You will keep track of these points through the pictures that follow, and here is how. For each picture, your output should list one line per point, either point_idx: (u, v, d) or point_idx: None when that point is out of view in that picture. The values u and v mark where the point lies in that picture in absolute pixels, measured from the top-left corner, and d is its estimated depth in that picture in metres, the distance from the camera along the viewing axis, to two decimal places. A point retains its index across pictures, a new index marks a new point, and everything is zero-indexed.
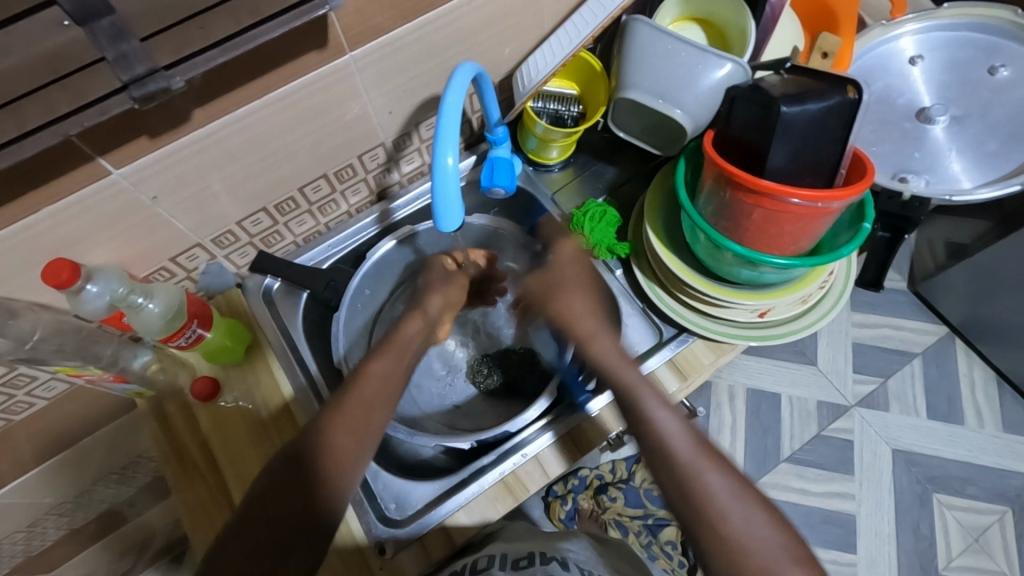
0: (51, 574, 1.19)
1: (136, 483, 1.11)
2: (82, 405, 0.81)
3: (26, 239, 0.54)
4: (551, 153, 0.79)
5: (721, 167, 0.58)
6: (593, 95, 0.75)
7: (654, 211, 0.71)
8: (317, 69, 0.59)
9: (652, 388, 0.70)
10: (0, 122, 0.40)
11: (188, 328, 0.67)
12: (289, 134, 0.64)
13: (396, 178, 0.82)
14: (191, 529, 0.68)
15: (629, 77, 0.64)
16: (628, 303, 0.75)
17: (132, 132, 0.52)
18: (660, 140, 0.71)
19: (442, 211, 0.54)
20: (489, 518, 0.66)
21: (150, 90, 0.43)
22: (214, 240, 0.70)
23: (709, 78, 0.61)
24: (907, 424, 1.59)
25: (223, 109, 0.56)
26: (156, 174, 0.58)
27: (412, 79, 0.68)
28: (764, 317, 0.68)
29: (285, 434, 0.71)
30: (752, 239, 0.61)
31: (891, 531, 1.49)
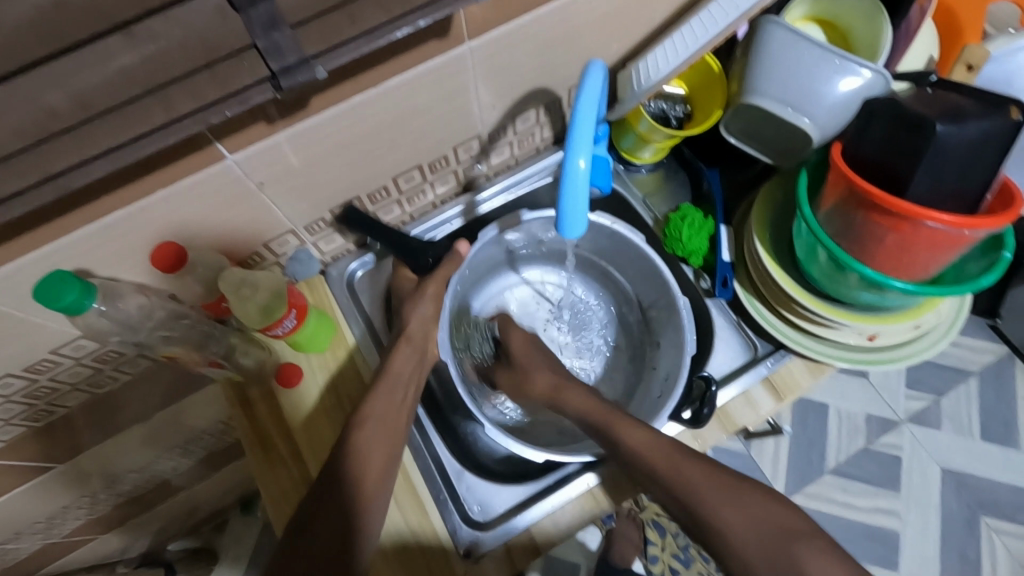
0: (102, 535, 1.22)
1: (192, 455, 1.12)
2: (158, 381, 0.81)
3: (138, 221, 0.53)
4: (644, 153, 0.76)
5: (856, 186, 0.54)
6: (706, 99, 0.71)
7: (762, 222, 0.68)
8: (435, 59, 0.56)
9: (747, 409, 0.68)
10: (148, 108, 0.38)
11: (286, 319, 0.64)
12: (395, 125, 0.61)
13: (483, 170, 0.79)
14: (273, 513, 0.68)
15: (756, 82, 0.61)
16: (721, 315, 0.72)
17: (253, 119, 0.51)
18: (774, 149, 0.67)
19: (567, 219, 0.54)
20: (574, 529, 0.65)
21: (298, 81, 0.41)
22: (307, 227, 0.69)
23: (848, 87, 0.57)
24: (959, 445, 1.54)
25: (339, 97, 0.54)
26: (265, 162, 0.56)
27: (520, 72, 0.66)
28: (872, 341, 0.65)
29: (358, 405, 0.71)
30: (877, 261, 0.58)
31: (934, 552, 1.46)
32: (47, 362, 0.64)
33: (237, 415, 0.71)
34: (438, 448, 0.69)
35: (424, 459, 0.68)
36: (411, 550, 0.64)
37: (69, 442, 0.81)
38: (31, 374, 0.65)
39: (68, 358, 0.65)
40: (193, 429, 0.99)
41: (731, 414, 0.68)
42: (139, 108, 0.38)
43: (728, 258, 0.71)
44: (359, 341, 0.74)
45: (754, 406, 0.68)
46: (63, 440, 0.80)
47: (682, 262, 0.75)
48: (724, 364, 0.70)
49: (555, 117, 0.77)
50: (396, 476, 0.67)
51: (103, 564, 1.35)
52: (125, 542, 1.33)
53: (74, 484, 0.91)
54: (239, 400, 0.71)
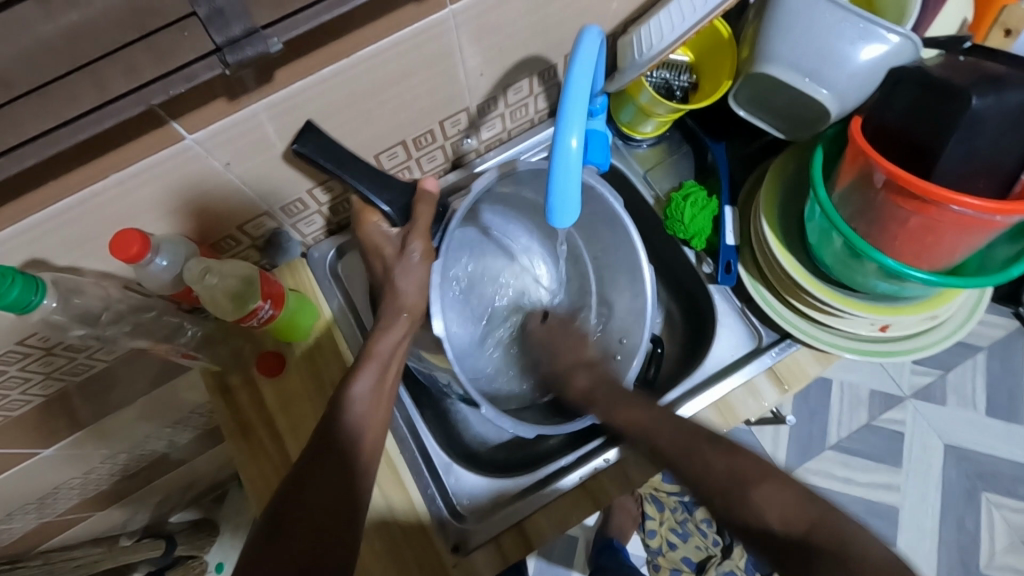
0: (102, 510, 1.23)
1: (187, 434, 1.12)
2: (139, 368, 0.79)
3: (91, 207, 0.48)
4: (645, 126, 0.70)
5: (877, 164, 0.49)
6: (712, 69, 0.65)
7: (770, 201, 0.64)
8: (412, 25, 0.51)
9: (749, 399, 0.65)
10: (76, 88, 0.34)
11: (262, 309, 0.61)
12: (374, 98, 0.56)
13: (474, 144, 0.74)
14: (255, 502, 0.66)
15: (772, 49, 0.55)
16: (724, 301, 0.68)
17: (210, 94, 0.46)
18: (788, 122, 0.62)
19: (556, 205, 0.49)
20: (567, 525, 0.63)
21: (246, 55, 0.36)
22: (283, 208, 0.65)
23: (871, 55, 0.52)
24: (963, 421, 1.52)
25: (307, 69, 0.49)
26: (229, 140, 0.51)
27: (509, 37, 0.60)
28: (884, 331, 0.61)
29: None
30: (896, 248, 0.53)
31: (934, 527, 1.46)
32: (14, 353, 0.61)
33: (218, 405, 0.69)
34: (425, 437, 0.66)
35: (410, 450, 0.65)
36: (395, 537, 0.61)
37: (52, 429, 0.79)
38: None
39: (36, 348, 0.62)
40: (182, 410, 0.98)
41: (732, 405, 0.65)
42: (67, 87, 0.34)
43: (733, 241, 0.66)
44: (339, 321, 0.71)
45: (756, 396, 0.65)
46: (45, 427, 0.78)
47: (684, 244, 0.70)
48: (726, 354, 0.67)
49: (550, 87, 0.72)
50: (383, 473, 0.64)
51: (105, 536, 1.36)
52: (127, 515, 1.34)
53: (62, 467, 0.90)
54: (218, 389, 0.69)
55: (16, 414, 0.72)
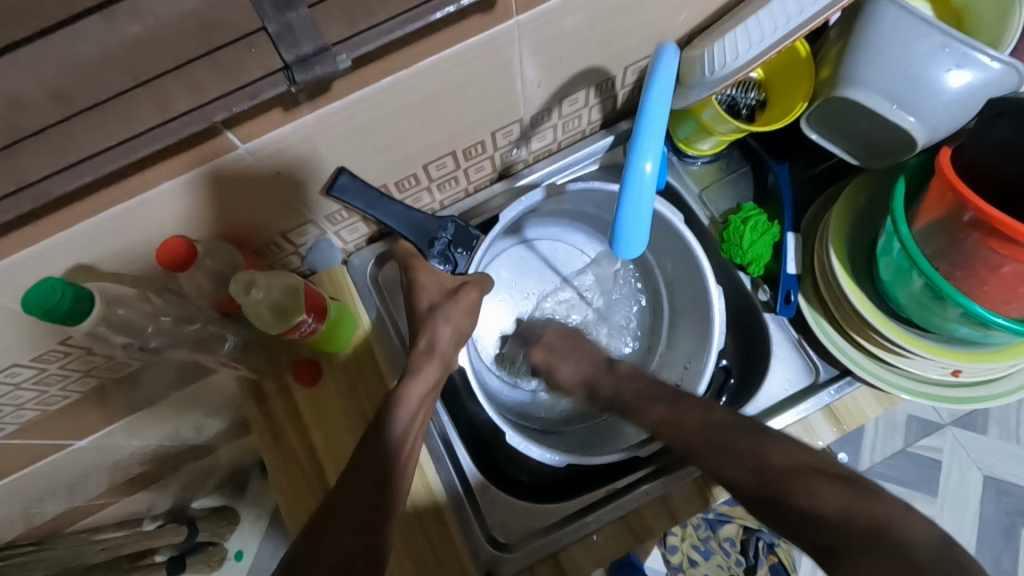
0: (129, 495, 1.25)
1: (216, 426, 1.12)
2: (173, 366, 0.78)
3: (139, 216, 0.47)
4: (704, 144, 0.67)
5: (970, 203, 0.46)
6: (784, 88, 0.61)
7: (840, 231, 0.60)
8: (475, 36, 0.48)
9: (804, 438, 0.61)
10: (139, 106, 0.32)
11: (305, 322, 0.59)
12: (430, 110, 0.54)
13: (522, 155, 0.72)
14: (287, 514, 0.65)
15: (858, 72, 0.51)
16: (780, 332, 0.65)
17: (266, 105, 0.44)
18: (865, 148, 0.58)
19: (622, 233, 0.47)
20: (607, 558, 0.61)
21: (315, 75, 0.34)
22: (328, 216, 0.63)
23: (969, 85, 0.48)
24: (1005, 453, 1.47)
25: (367, 80, 0.47)
26: (282, 149, 0.50)
27: (572, 48, 0.57)
28: (956, 377, 0.57)
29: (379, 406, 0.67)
30: (981, 292, 0.50)
31: (967, 562, 1.42)
32: (55, 351, 0.61)
33: (253, 411, 0.68)
34: (462, 458, 0.64)
35: (446, 470, 0.63)
36: (428, 561, 0.59)
37: (87, 422, 0.80)
38: (39, 362, 0.62)
39: (75, 348, 0.62)
40: (212, 405, 0.98)
41: None
42: (129, 102, 0.32)
43: (793, 271, 0.63)
44: (378, 334, 0.69)
45: (810, 435, 0.61)
46: (79, 420, 0.78)
47: (739, 269, 0.67)
48: (780, 388, 0.63)
49: (605, 99, 0.69)
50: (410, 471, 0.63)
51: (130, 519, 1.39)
52: (153, 500, 1.36)
53: (95, 458, 0.90)
54: (254, 396, 0.68)
55: (53, 408, 0.72)
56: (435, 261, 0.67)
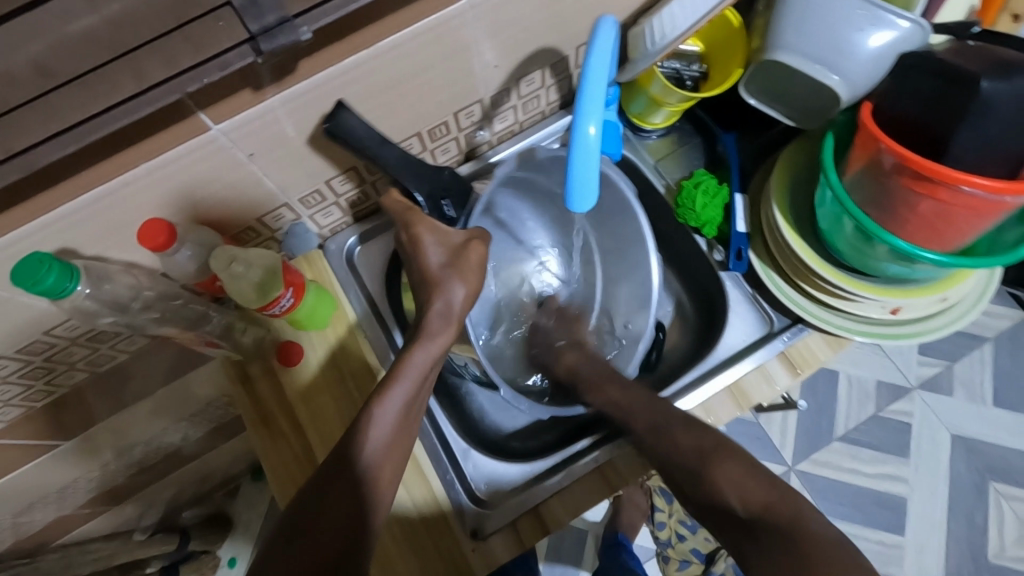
0: (117, 504, 1.25)
1: (203, 428, 1.14)
2: (158, 359, 0.80)
3: (120, 198, 0.49)
4: (656, 117, 0.72)
5: (890, 148, 0.50)
6: (724, 57, 0.66)
7: (781, 188, 0.64)
8: (430, 16, 0.52)
9: (762, 384, 0.66)
10: (117, 77, 0.35)
11: (283, 297, 0.62)
12: (391, 90, 0.58)
13: (486, 137, 0.75)
14: (278, 492, 0.68)
15: (786, 36, 0.55)
16: (735, 288, 0.69)
17: (236, 86, 0.47)
18: (800, 110, 0.62)
19: (575, 189, 0.51)
20: (586, 509, 0.64)
21: (279, 43, 0.38)
22: (302, 199, 0.66)
23: (880, 43, 0.53)
24: (971, 412, 1.55)
25: (330, 60, 0.50)
26: (254, 131, 0.53)
27: (524, 29, 0.61)
28: (895, 315, 0.62)
29: (366, 389, 0.69)
30: (907, 231, 0.54)
31: (942, 518, 1.48)
32: (41, 342, 0.63)
33: (238, 393, 0.70)
34: (443, 424, 0.68)
35: (427, 435, 0.67)
36: (416, 524, 0.62)
37: (75, 421, 0.81)
38: (25, 355, 0.63)
39: (62, 338, 0.64)
40: (199, 403, 1.00)
41: (744, 390, 0.66)
42: (109, 75, 0.35)
43: (743, 229, 0.67)
44: (360, 318, 0.72)
45: (768, 381, 0.65)
46: (67, 417, 0.79)
47: (695, 233, 0.71)
48: (737, 340, 0.67)
49: (561, 79, 0.73)
50: (409, 474, 0.65)
51: (120, 532, 1.38)
52: (143, 510, 1.37)
53: (83, 461, 0.92)
54: (239, 378, 0.70)
55: (42, 403, 0.74)
56: (432, 213, 0.68)
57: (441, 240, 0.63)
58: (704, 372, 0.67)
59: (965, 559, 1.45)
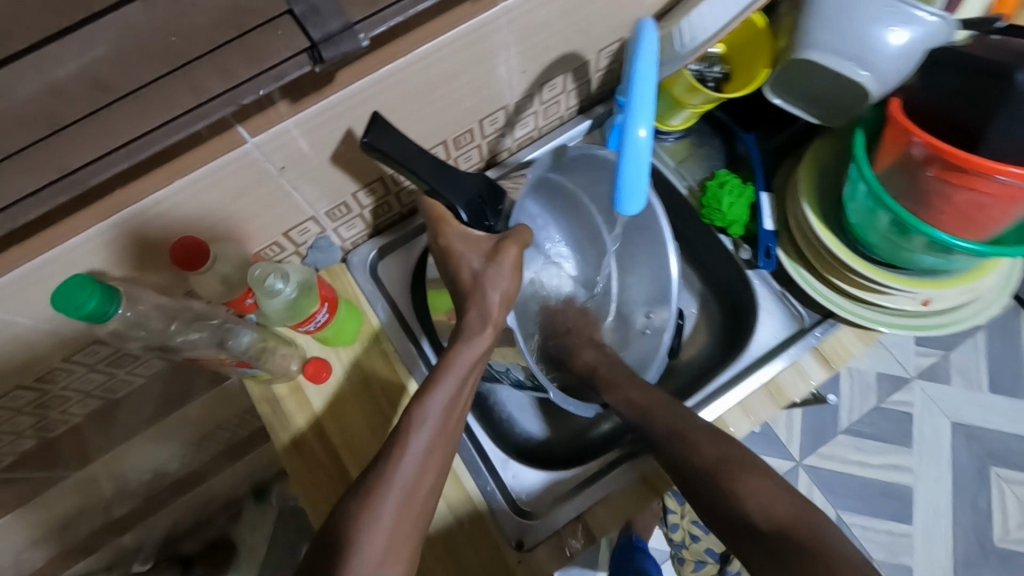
0: (120, 535, 1.21)
1: (212, 451, 1.10)
2: (175, 382, 0.78)
3: (153, 216, 0.48)
4: (676, 118, 0.72)
5: (926, 142, 0.51)
6: (746, 58, 0.66)
7: (809, 186, 0.65)
8: (466, 22, 0.52)
9: (798, 381, 0.66)
10: (171, 89, 0.34)
11: (320, 313, 0.60)
12: (423, 98, 0.57)
13: (508, 144, 0.75)
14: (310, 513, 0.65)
15: (816, 35, 0.56)
16: (764, 286, 0.70)
17: (274, 98, 0.46)
18: (827, 110, 0.63)
19: (625, 191, 0.50)
20: (629, 514, 0.63)
21: (341, 51, 0.37)
22: (328, 212, 0.65)
23: (911, 39, 0.54)
24: (971, 399, 1.58)
25: (368, 68, 0.50)
26: (288, 142, 0.52)
27: (552, 34, 0.61)
28: (926, 307, 0.63)
29: (398, 405, 0.68)
30: (942, 222, 0.55)
31: (947, 504, 1.50)
32: (61, 368, 0.60)
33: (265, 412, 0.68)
34: (480, 436, 0.67)
35: (466, 448, 0.65)
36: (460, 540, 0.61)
37: (91, 449, 0.79)
38: (43, 383, 0.61)
39: (82, 363, 0.62)
40: (212, 426, 0.97)
41: (781, 386, 0.66)
42: (164, 88, 0.34)
43: (771, 227, 0.68)
44: (387, 330, 0.71)
45: (804, 377, 0.66)
46: (79, 448, 0.76)
47: (720, 233, 0.72)
48: (770, 336, 0.68)
49: (581, 84, 0.73)
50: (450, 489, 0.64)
51: (123, 564, 1.33)
52: (147, 540, 1.32)
53: (92, 491, 0.88)
54: (265, 397, 0.68)
55: (52, 435, 0.71)
56: (467, 221, 0.62)
57: (473, 246, 0.60)
58: (739, 372, 0.67)
59: (972, 544, 1.47)
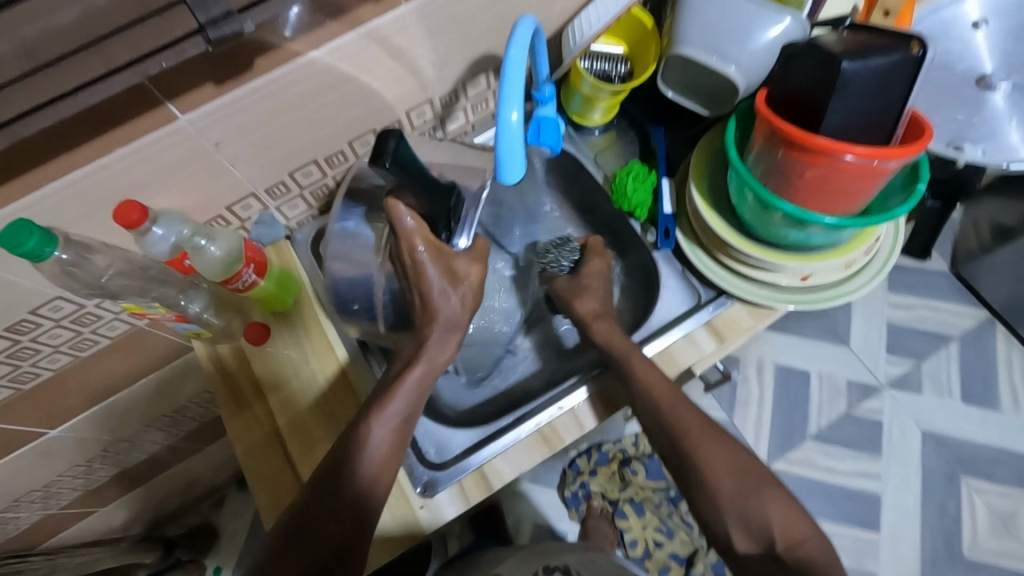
0: (102, 508, 1.28)
1: (186, 427, 1.18)
2: (137, 348, 0.86)
3: (100, 179, 0.56)
4: (595, 114, 0.79)
5: (775, 125, 0.57)
6: (642, 56, 0.74)
7: (699, 174, 0.71)
8: (375, 20, 0.60)
9: (690, 350, 0.71)
10: (88, 60, 0.43)
11: (245, 272, 0.69)
12: (345, 87, 0.66)
13: (441, 135, 0.84)
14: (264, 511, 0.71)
15: (686, 31, 0.63)
16: (666, 265, 0.75)
17: (200, 78, 0.54)
18: (710, 99, 0.70)
19: (505, 162, 0.58)
20: (526, 468, 0.68)
21: (224, 33, 0.45)
22: (267, 190, 0.73)
23: (764, 37, 0.61)
24: (941, 407, 1.59)
25: (286, 57, 0.58)
26: (219, 121, 0.60)
27: (464, 34, 0.69)
28: (806, 282, 0.68)
29: (348, 408, 0.74)
30: (802, 199, 0.60)
31: (916, 511, 1.50)
32: (27, 320, 0.69)
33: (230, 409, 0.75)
34: None
35: None
36: None
37: (62, 406, 0.87)
38: (13, 333, 0.69)
39: (47, 317, 0.70)
40: (182, 398, 1.05)
41: (673, 355, 0.71)
42: (82, 58, 0.42)
43: (670, 210, 0.74)
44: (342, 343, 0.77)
45: (695, 347, 0.71)
46: (49, 405, 0.84)
47: (630, 217, 0.78)
48: (670, 311, 0.73)
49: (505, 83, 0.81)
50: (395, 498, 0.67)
51: (107, 539, 1.41)
52: (129, 516, 1.40)
53: (67, 451, 0.96)
54: (232, 400, 0.76)
55: (25, 388, 0.79)
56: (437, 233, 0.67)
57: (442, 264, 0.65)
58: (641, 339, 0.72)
59: (940, 552, 1.47)
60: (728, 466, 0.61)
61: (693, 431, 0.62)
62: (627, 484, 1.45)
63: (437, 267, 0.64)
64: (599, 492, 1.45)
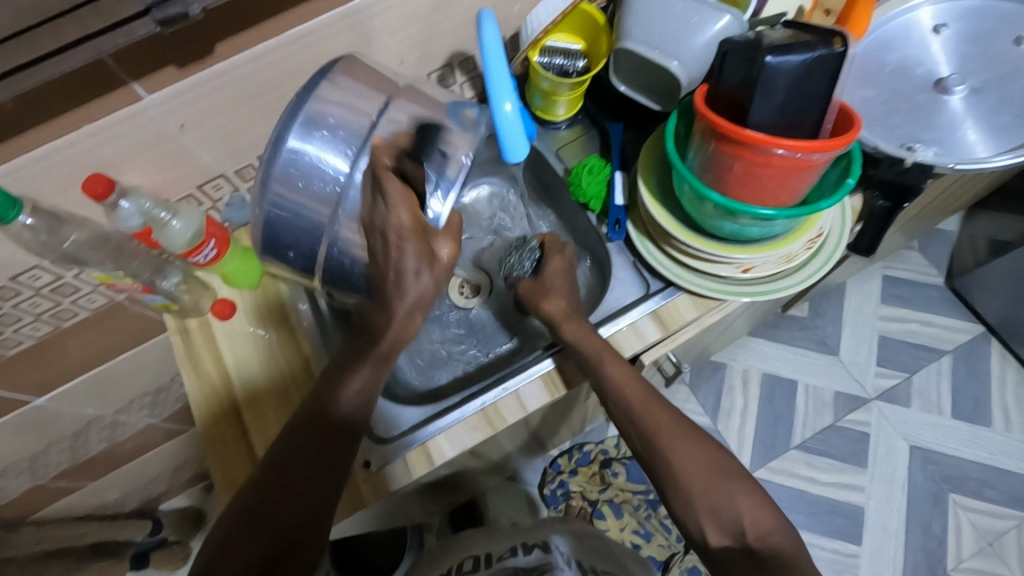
0: (91, 484, 1.33)
1: (171, 406, 1.23)
2: (116, 323, 0.90)
3: (69, 153, 0.60)
4: (559, 109, 0.81)
5: (707, 118, 0.58)
6: (597, 50, 0.77)
7: (647, 169, 0.73)
8: (332, 11, 0.64)
9: (634, 338, 0.72)
10: None
11: (205, 247, 0.74)
12: (308, 74, 0.69)
13: None
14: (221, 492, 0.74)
15: (629, 27, 0.66)
16: (619, 256, 0.77)
17: (161, 61, 0.58)
18: (661, 96, 0.71)
19: (507, 144, 0.62)
20: (468, 446, 0.70)
21: (169, 15, 0.49)
22: (237, 172, 0.77)
23: (707, 31, 0.63)
24: (929, 423, 1.56)
25: (246, 44, 0.61)
26: (183, 103, 0.63)
27: (424, 28, 0.73)
28: (747, 273, 0.69)
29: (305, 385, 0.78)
30: (735, 191, 0.62)
31: (899, 527, 1.48)
32: (7, 287, 0.73)
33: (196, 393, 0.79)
34: None
35: None
36: None
37: (45, 376, 0.91)
38: None
39: (27, 286, 0.75)
40: (164, 375, 1.09)
41: (619, 343, 0.72)
42: None
43: (621, 202, 0.77)
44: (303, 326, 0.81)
45: (640, 335, 0.72)
46: (32, 373, 0.88)
47: (587, 209, 0.80)
48: (618, 300, 0.75)
49: (472, 78, 0.85)
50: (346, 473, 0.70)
51: (98, 515, 1.46)
52: (119, 494, 1.44)
53: (52, 421, 1.01)
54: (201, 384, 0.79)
55: (8, 355, 0.83)
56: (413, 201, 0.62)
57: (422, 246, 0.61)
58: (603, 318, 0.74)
59: (923, 570, 1.44)
60: (659, 452, 0.62)
61: (627, 413, 0.64)
62: (606, 486, 1.41)
63: (416, 249, 0.61)
64: (577, 492, 1.40)
